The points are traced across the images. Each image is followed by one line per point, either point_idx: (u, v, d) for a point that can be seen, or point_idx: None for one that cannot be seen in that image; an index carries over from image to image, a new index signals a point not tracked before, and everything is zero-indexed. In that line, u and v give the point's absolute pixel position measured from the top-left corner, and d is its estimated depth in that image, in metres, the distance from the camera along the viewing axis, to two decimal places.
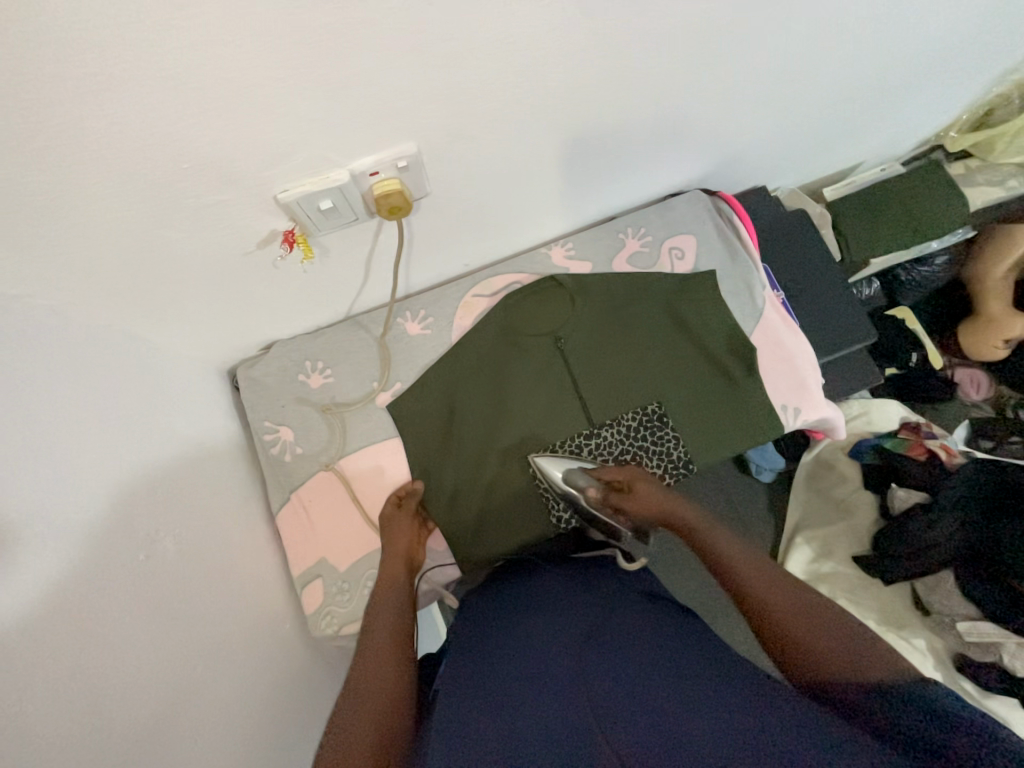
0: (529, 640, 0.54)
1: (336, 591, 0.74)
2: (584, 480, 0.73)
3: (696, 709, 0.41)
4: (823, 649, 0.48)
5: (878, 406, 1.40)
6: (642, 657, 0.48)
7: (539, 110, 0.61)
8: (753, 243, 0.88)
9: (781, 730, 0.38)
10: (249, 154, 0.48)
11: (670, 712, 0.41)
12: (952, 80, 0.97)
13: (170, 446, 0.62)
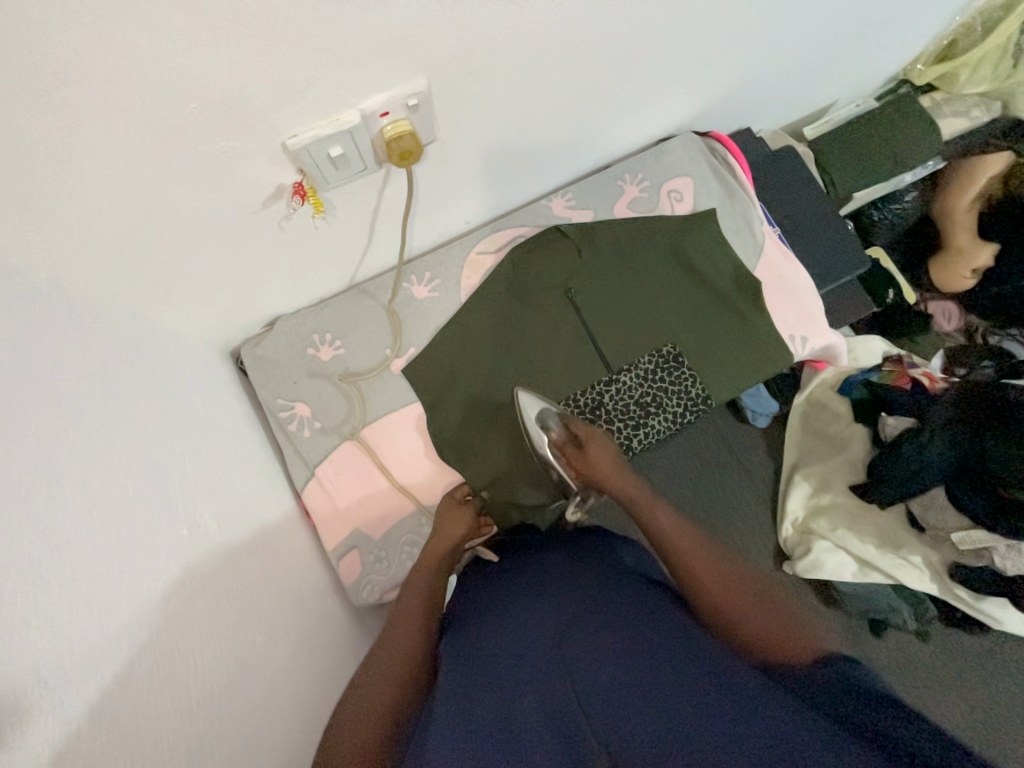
0: (514, 624, 0.55)
1: (373, 559, 0.73)
2: (551, 424, 0.74)
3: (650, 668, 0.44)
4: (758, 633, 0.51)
5: (863, 341, 1.45)
6: (631, 634, 0.48)
7: (550, 46, 0.58)
8: (748, 179, 0.89)
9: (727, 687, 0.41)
10: (259, 96, 0.45)
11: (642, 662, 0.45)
12: (926, 8, 0.98)
13: (189, 429, 0.60)
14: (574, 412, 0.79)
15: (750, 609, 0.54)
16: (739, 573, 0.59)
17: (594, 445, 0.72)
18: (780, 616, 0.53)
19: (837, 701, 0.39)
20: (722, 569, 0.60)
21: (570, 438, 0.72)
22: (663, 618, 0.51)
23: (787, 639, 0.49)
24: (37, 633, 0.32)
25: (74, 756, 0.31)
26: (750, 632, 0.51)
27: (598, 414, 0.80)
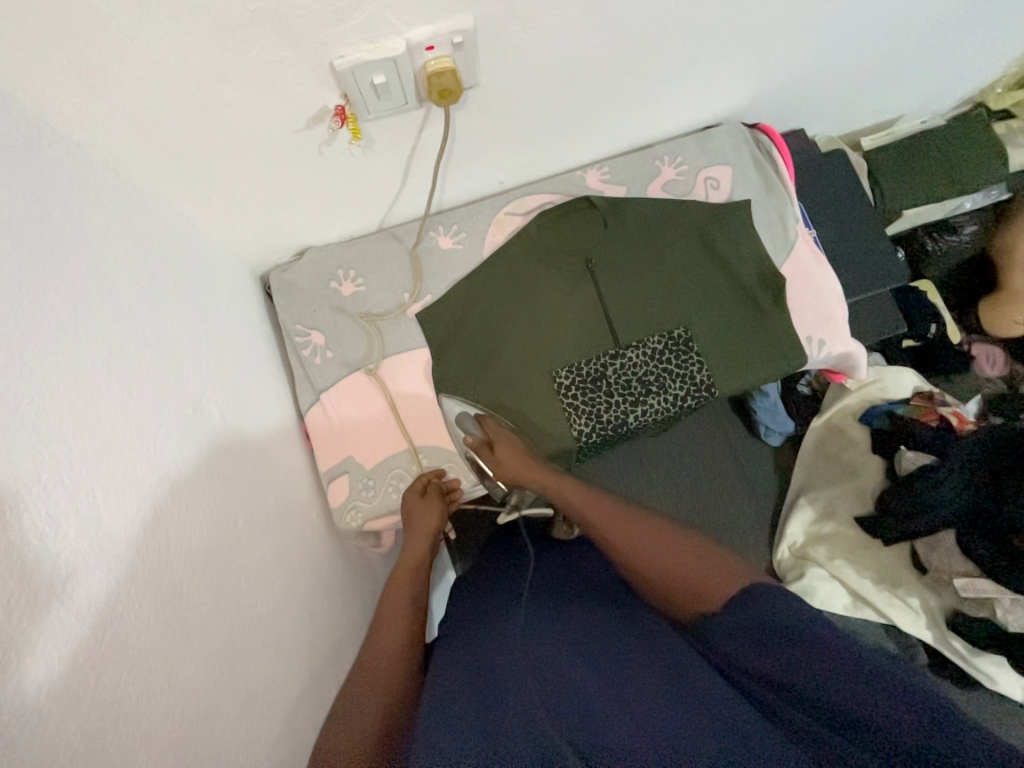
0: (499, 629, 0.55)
1: (361, 487, 0.77)
2: (470, 427, 0.78)
3: (632, 678, 0.45)
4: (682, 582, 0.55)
5: (893, 372, 1.40)
6: (618, 654, 0.49)
7: (602, 1, 0.59)
8: (790, 176, 0.87)
9: (713, 703, 0.41)
10: (312, 7, 0.47)
11: (625, 675, 0.45)
12: (1013, 25, 0.94)
13: (210, 327, 0.64)
14: (576, 379, 0.80)
15: (674, 559, 0.58)
16: (643, 521, 0.64)
17: (503, 445, 0.75)
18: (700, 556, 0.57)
19: (810, 660, 0.41)
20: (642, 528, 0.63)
21: (481, 440, 0.76)
22: (652, 635, 0.52)
23: (706, 583, 0.54)
24: (44, 439, 0.35)
25: (57, 549, 0.33)
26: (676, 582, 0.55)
27: (599, 386, 0.80)
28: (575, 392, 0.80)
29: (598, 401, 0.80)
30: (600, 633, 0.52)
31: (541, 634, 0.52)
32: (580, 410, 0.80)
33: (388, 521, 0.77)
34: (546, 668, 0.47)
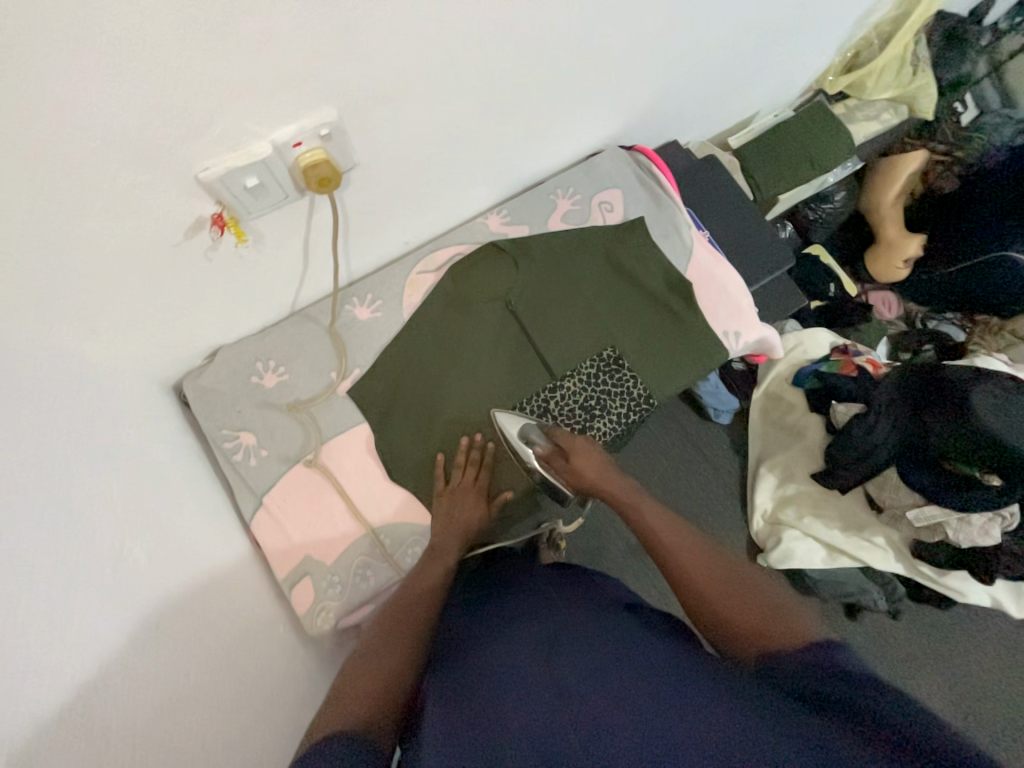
0: (503, 654, 0.54)
1: (327, 584, 0.72)
2: (536, 438, 0.78)
3: (625, 682, 0.45)
4: (742, 623, 0.53)
5: (809, 334, 1.52)
6: (606, 660, 0.49)
7: (458, 71, 0.62)
8: (673, 187, 0.93)
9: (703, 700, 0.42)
10: (160, 129, 0.46)
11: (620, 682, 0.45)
12: (823, 26, 1.07)
13: (121, 462, 0.59)
14: (522, 420, 0.80)
15: (736, 606, 0.56)
16: (727, 563, 0.64)
17: (578, 454, 0.79)
18: (759, 596, 0.57)
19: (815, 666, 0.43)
20: (712, 566, 0.63)
21: (556, 449, 0.78)
22: (640, 643, 0.52)
23: (771, 625, 0.51)
24: None
25: None
26: (736, 623, 0.54)
27: (545, 421, 0.81)
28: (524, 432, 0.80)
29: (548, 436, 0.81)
30: (585, 643, 0.53)
31: (528, 662, 0.51)
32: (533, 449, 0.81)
33: (364, 611, 0.73)
34: (545, 693, 0.46)
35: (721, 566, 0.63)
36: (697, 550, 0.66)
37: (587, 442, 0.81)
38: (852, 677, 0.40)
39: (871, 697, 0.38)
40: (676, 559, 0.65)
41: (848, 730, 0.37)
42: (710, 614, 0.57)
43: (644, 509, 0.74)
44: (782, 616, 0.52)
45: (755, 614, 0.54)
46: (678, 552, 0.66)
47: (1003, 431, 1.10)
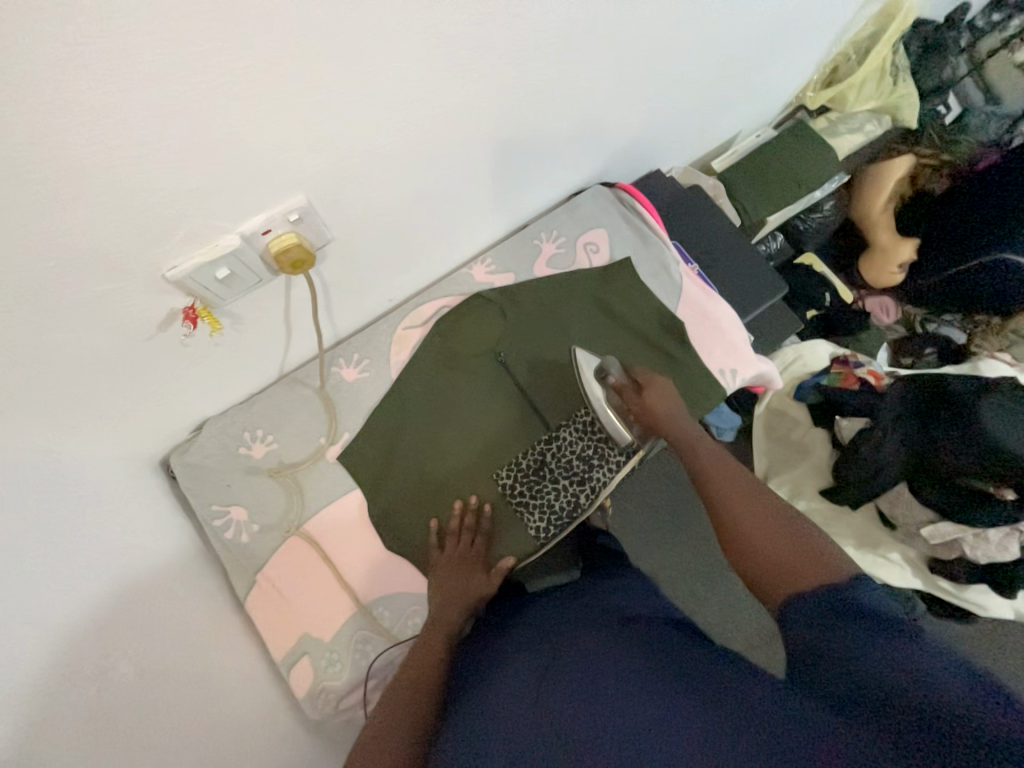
0: (504, 694, 0.52)
1: (327, 665, 0.69)
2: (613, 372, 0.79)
3: (623, 702, 0.44)
4: (774, 558, 0.51)
5: (808, 347, 1.50)
6: (608, 683, 0.47)
7: (425, 138, 0.61)
8: (659, 224, 0.92)
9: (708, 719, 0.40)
10: (119, 235, 0.45)
11: (622, 704, 0.44)
12: (799, 47, 1.07)
13: (104, 563, 0.56)
14: (518, 477, 0.78)
15: (777, 541, 0.53)
16: (777, 503, 0.59)
17: (653, 389, 0.77)
18: (803, 536, 0.53)
19: (836, 621, 0.42)
20: (762, 504, 0.59)
21: (629, 382, 0.78)
22: (640, 658, 0.50)
23: (803, 569, 0.48)
24: None
25: None
26: (766, 555, 0.52)
27: (542, 475, 0.79)
28: (521, 489, 0.78)
29: (546, 492, 0.78)
30: (583, 668, 0.50)
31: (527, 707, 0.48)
32: (531, 507, 0.77)
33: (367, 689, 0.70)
34: (555, 726, 0.45)
35: (773, 505, 0.58)
36: (749, 486, 0.62)
37: (663, 381, 0.79)
38: (881, 633, 0.39)
39: (918, 679, 0.35)
40: (718, 488, 0.62)
41: (890, 717, 0.34)
42: (744, 540, 0.54)
43: (698, 445, 0.70)
44: (816, 561, 0.49)
45: (786, 554, 0.51)
46: (720, 486, 0.62)
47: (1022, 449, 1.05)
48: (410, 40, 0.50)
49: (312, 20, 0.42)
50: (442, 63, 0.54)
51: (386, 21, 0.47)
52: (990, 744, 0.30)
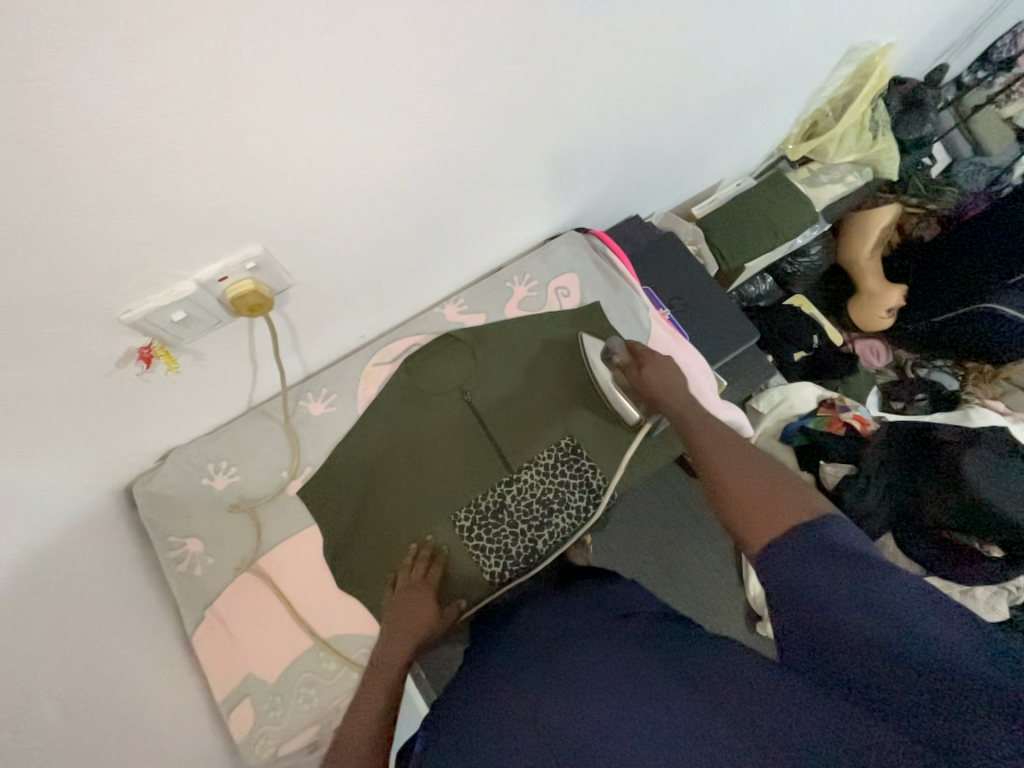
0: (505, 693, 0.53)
1: (268, 707, 0.68)
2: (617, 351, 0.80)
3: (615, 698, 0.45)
4: (761, 508, 0.52)
5: (794, 386, 1.34)
6: (608, 679, 0.48)
7: (388, 191, 0.64)
8: (630, 270, 0.94)
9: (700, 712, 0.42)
10: (73, 284, 0.47)
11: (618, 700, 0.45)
12: (773, 106, 1.12)
13: (48, 594, 0.56)
14: (477, 519, 0.78)
15: (765, 496, 0.53)
16: (768, 466, 0.59)
17: (654, 365, 0.76)
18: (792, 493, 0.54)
19: (814, 560, 0.45)
20: (754, 466, 0.59)
21: (631, 359, 0.78)
22: (632, 652, 0.51)
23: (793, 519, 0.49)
24: None
25: None
26: (755, 505, 0.53)
27: (500, 518, 0.79)
28: (478, 531, 0.78)
29: (503, 535, 0.78)
30: (578, 664, 0.51)
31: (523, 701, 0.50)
32: (488, 549, 0.78)
33: (307, 734, 0.68)
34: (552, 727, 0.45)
35: (764, 467, 0.59)
36: (743, 451, 0.62)
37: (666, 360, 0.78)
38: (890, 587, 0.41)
39: (939, 643, 0.36)
40: (712, 451, 0.62)
41: (914, 679, 0.36)
42: (735, 492, 0.56)
43: (696, 413, 0.70)
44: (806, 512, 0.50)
45: (777, 504, 0.52)
46: (714, 450, 0.63)
47: (1004, 502, 1.05)
48: (370, 111, 0.54)
49: (273, 100, 0.46)
50: (402, 128, 0.58)
51: (345, 97, 0.51)
52: (996, 709, 0.33)
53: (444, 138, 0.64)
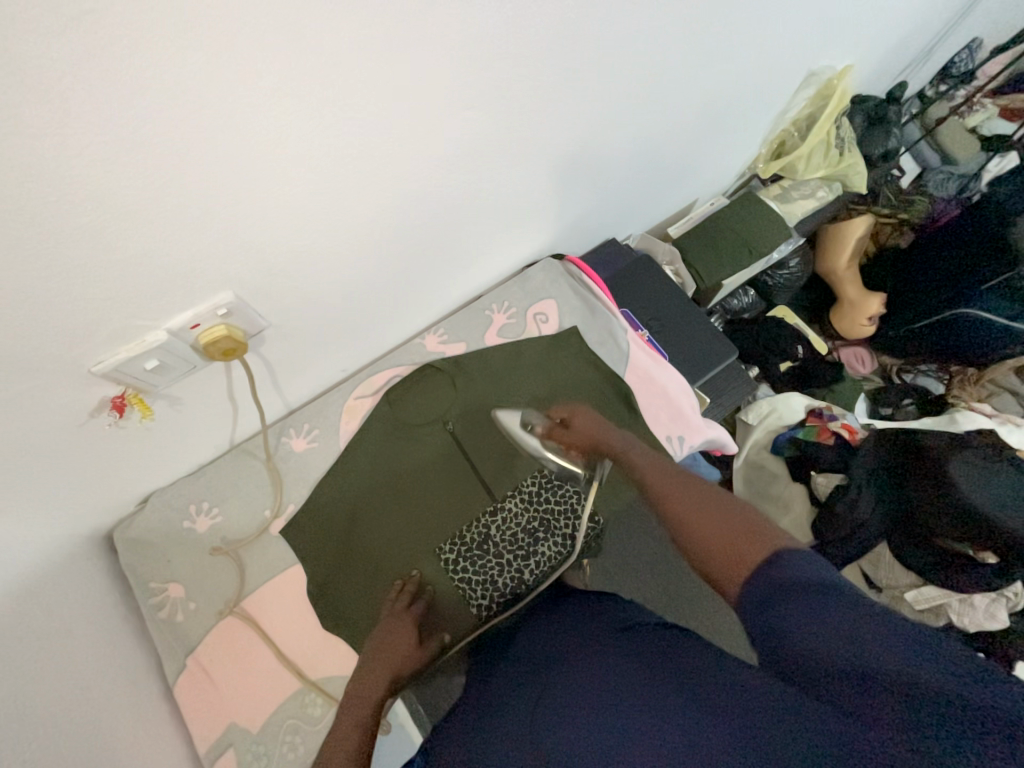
0: (507, 717, 0.53)
1: (252, 757, 0.66)
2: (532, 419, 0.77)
3: (610, 709, 0.45)
4: (712, 544, 0.50)
5: (783, 397, 1.39)
6: (607, 693, 0.47)
7: (360, 234, 0.66)
8: (607, 295, 0.96)
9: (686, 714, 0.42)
10: (43, 340, 0.48)
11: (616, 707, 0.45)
12: (739, 130, 1.15)
13: (25, 648, 0.55)
14: (462, 551, 0.78)
15: (713, 528, 0.52)
16: (712, 490, 0.58)
17: (577, 416, 0.74)
18: (738, 514, 0.52)
19: (779, 601, 0.41)
20: (699, 493, 0.58)
21: (550, 419, 0.75)
22: (626, 665, 0.51)
23: (743, 549, 0.48)
24: None
25: None
26: (707, 544, 0.51)
27: (486, 549, 0.78)
28: (464, 564, 0.77)
29: (489, 567, 0.78)
30: (580, 677, 0.51)
31: (522, 725, 0.49)
32: (474, 582, 0.77)
33: None
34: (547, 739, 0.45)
35: (710, 493, 0.57)
36: (688, 481, 0.60)
37: (584, 407, 0.77)
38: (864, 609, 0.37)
39: (927, 665, 0.33)
40: (659, 489, 0.61)
41: (909, 710, 0.32)
42: (688, 531, 0.54)
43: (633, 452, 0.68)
44: (756, 536, 0.48)
45: (726, 536, 0.50)
46: (661, 488, 0.61)
47: (998, 510, 1.03)
48: (339, 159, 0.56)
49: (241, 156, 0.48)
50: (369, 173, 0.60)
51: (312, 150, 0.53)
52: (1002, 734, 0.29)
53: (413, 181, 0.66)
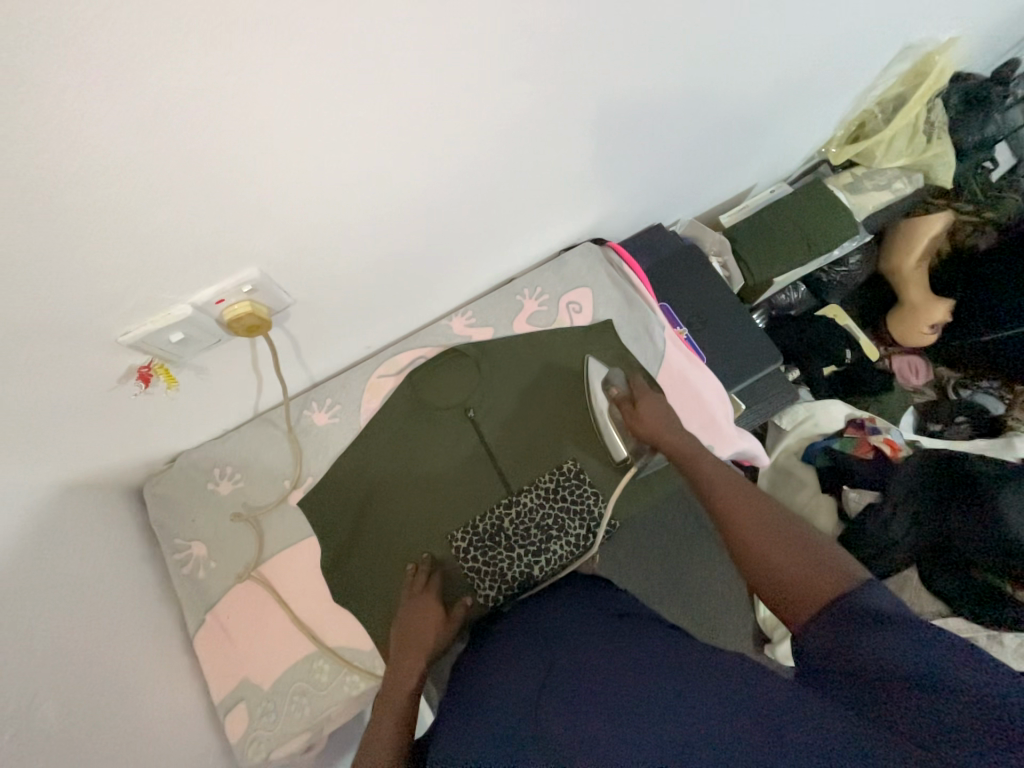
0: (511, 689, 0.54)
1: (262, 712, 0.69)
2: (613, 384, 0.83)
3: (607, 712, 0.44)
4: (773, 564, 0.54)
5: (822, 405, 1.32)
6: (604, 692, 0.47)
7: (390, 217, 0.64)
8: (647, 286, 0.90)
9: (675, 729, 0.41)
10: (68, 309, 0.48)
11: (610, 712, 0.44)
12: (814, 110, 1.04)
13: (59, 593, 0.59)
14: (474, 541, 0.77)
15: (776, 551, 0.55)
16: (775, 507, 0.61)
17: (645, 402, 0.79)
18: (803, 539, 0.55)
19: (835, 623, 0.44)
20: (762, 509, 0.60)
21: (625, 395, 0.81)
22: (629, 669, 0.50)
23: (804, 574, 0.51)
24: None
25: None
26: (771, 565, 0.54)
27: (497, 540, 0.78)
28: (474, 553, 0.77)
29: (499, 559, 0.77)
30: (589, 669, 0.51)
31: (528, 700, 0.51)
32: (482, 572, 0.77)
33: (299, 742, 0.69)
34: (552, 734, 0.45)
35: (779, 515, 0.60)
36: (752, 497, 0.63)
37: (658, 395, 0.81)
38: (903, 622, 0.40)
39: (942, 663, 0.37)
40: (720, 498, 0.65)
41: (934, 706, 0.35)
42: (749, 548, 0.58)
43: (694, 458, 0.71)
44: (822, 562, 0.52)
45: (791, 560, 0.53)
46: (724, 499, 0.64)
47: None
48: (374, 133, 0.52)
49: (269, 128, 0.45)
50: (404, 149, 0.56)
51: (347, 128, 0.50)
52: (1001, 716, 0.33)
53: (449, 160, 0.62)
